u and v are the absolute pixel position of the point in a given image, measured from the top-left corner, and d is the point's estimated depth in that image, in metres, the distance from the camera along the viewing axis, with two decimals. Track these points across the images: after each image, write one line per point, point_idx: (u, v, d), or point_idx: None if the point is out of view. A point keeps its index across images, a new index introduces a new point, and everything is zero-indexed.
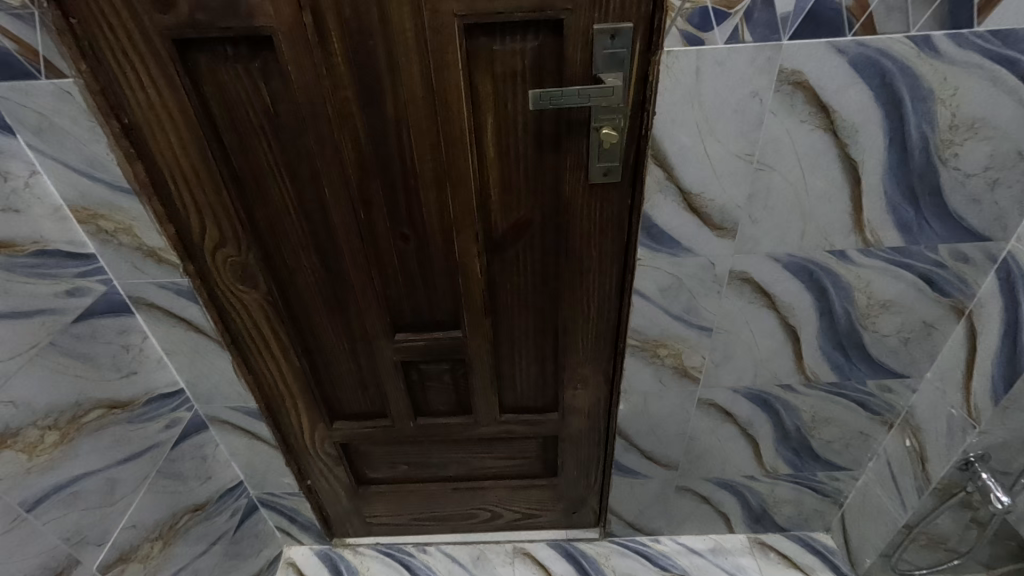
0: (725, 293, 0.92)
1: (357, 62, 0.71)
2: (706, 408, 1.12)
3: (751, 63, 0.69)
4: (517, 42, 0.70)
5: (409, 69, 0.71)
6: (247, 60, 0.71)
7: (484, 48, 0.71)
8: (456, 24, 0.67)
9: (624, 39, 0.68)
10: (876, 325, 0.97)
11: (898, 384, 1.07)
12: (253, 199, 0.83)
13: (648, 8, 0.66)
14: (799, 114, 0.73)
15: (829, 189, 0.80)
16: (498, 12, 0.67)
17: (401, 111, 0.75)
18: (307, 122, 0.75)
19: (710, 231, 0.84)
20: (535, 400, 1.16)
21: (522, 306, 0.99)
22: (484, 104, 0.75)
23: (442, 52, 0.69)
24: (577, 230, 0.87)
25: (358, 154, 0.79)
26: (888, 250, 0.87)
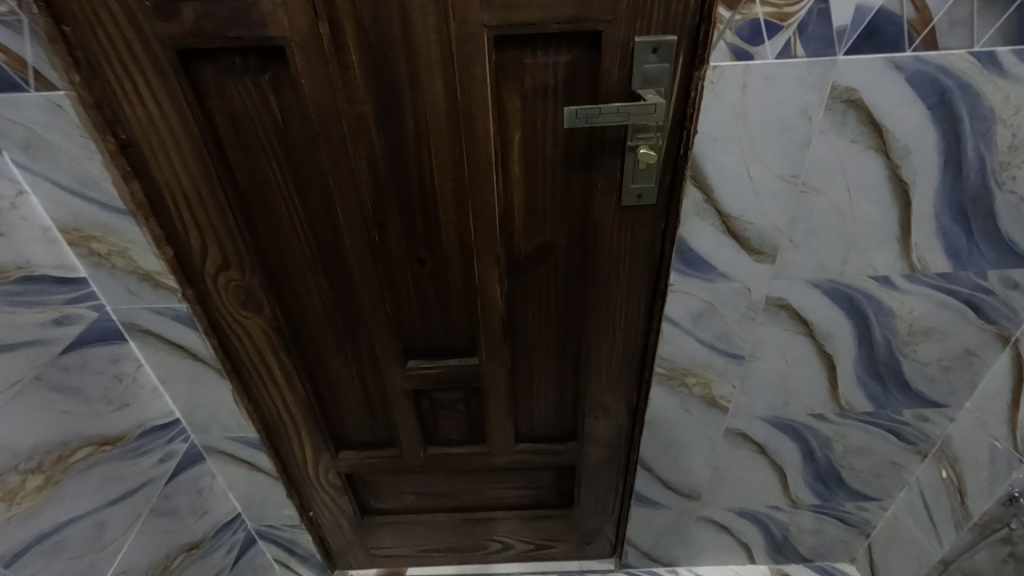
0: (760, 319, 0.87)
1: (377, 75, 0.65)
2: (733, 438, 1.06)
3: (801, 80, 0.64)
4: (550, 55, 0.65)
5: (432, 83, 0.66)
6: (257, 72, 0.65)
7: (513, 61, 0.65)
8: (485, 35, 0.62)
9: (665, 52, 0.63)
10: (916, 353, 0.92)
11: (935, 413, 1.02)
12: (259, 220, 0.77)
13: (692, 19, 0.61)
14: (850, 133, 0.68)
15: (876, 213, 0.75)
16: (531, 23, 0.62)
17: (421, 129, 0.70)
18: (321, 139, 0.70)
19: (748, 256, 0.79)
20: (553, 427, 1.10)
21: (543, 332, 0.93)
22: (512, 121, 0.70)
23: (469, 66, 0.64)
24: (605, 255, 0.81)
25: (374, 173, 0.73)
26: (935, 275, 0.82)
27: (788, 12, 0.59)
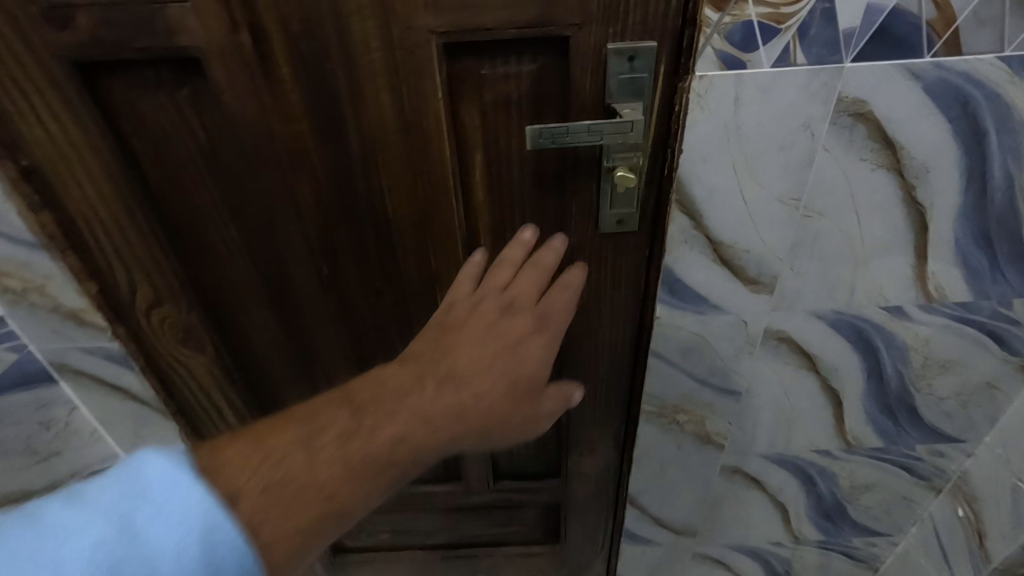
0: (758, 353, 0.78)
1: (312, 90, 0.57)
2: (730, 474, 0.97)
3: (803, 91, 0.55)
4: (511, 65, 0.56)
5: (376, 98, 0.57)
6: (173, 87, 0.56)
7: (469, 72, 0.56)
8: (433, 43, 0.53)
9: (644, 61, 0.54)
10: (931, 387, 0.83)
11: (951, 449, 0.94)
12: (193, 249, 0.68)
13: (672, 22, 0.53)
14: (859, 151, 0.59)
15: (888, 238, 0.66)
16: (486, 29, 0.52)
17: (369, 149, 0.61)
18: (253, 162, 0.61)
19: (744, 285, 0.70)
20: (534, 464, 1.01)
21: None
22: (472, 139, 0.61)
23: (417, 78, 0.55)
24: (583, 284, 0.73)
25: (319, 198, 0.65)
26: (953, 305, 0.73)
27: (787, 12, 0.51)
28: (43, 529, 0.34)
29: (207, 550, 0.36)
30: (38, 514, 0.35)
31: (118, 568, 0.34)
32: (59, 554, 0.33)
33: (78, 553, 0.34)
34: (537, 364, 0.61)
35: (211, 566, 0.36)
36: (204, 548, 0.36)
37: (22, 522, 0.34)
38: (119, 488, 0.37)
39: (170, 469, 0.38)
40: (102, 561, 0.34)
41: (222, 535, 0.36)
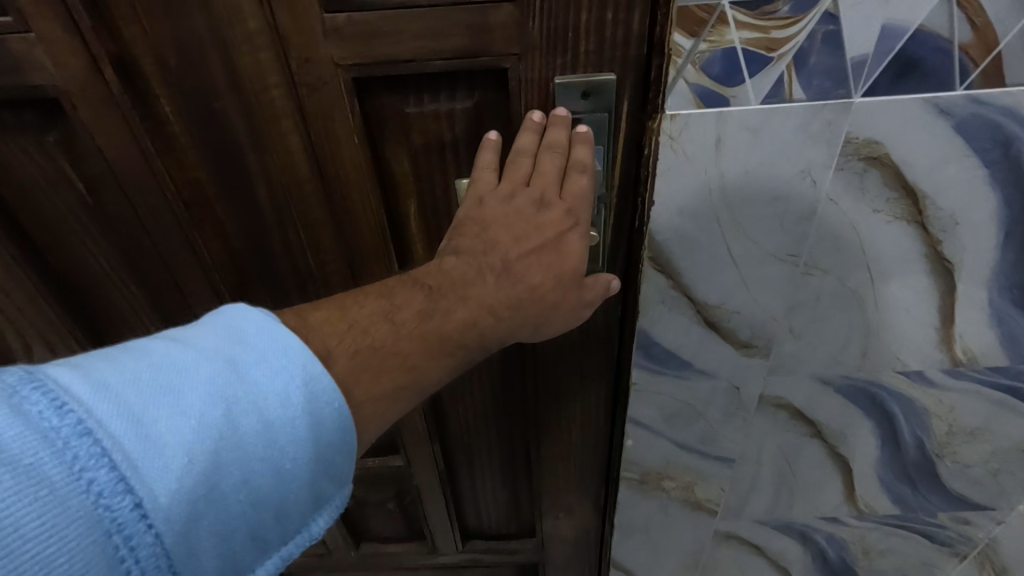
0: (754, 420, 0.68)
1: (203, 134, 0.47)
2: (725, 540, 0.87)
3: (801, 131, 0.44)
4: (442, 102, 0.47)
5: (281, 142, 0.48)
6: (39, 132, 0.47)
7: (392, 110, 0.47)
8: (340, 78, 0.44)
9: (601, 97, 0.45)
10: (955, 455, 0.72)
11: (978, 516, 0.82)
12: (92, 310, 0.59)
13: (634, 51, 0.43)
14: (871, 201, 0.48)
15: (908, 298, 0.55)
16: (406, 61, 0.43)
17: (279, 199, 0.52)
18: (144, 218, 0.52)
19: (735, 349, 0.60)
20: (508, 523, 0.92)
21: (481, 425, 0.76)
22: (403, 186, 0.51)
23: (326, 119, 0.46)
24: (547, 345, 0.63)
25: (230, 253, 0.56)
26: (983, 370, 0.62)
27: (778, 37, 0.40)
28: (157, 360, 0.33)
29: (311, 400, 0.35)
30: (146, 348, 0.34)
31: (233, 401, 0.33)
32: (177, 384, 0.32)
33: (196, 386, 0.33)
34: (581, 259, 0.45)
35: (313, 414, 0.35)
36: (309, 410, 0.35)
37: (135, 357, 0.33)
38: (219, 330, 0.36)
39: (261, 317, 0.37)
40: (218, 395, 0.33)
41: (325, 385, 0.36)
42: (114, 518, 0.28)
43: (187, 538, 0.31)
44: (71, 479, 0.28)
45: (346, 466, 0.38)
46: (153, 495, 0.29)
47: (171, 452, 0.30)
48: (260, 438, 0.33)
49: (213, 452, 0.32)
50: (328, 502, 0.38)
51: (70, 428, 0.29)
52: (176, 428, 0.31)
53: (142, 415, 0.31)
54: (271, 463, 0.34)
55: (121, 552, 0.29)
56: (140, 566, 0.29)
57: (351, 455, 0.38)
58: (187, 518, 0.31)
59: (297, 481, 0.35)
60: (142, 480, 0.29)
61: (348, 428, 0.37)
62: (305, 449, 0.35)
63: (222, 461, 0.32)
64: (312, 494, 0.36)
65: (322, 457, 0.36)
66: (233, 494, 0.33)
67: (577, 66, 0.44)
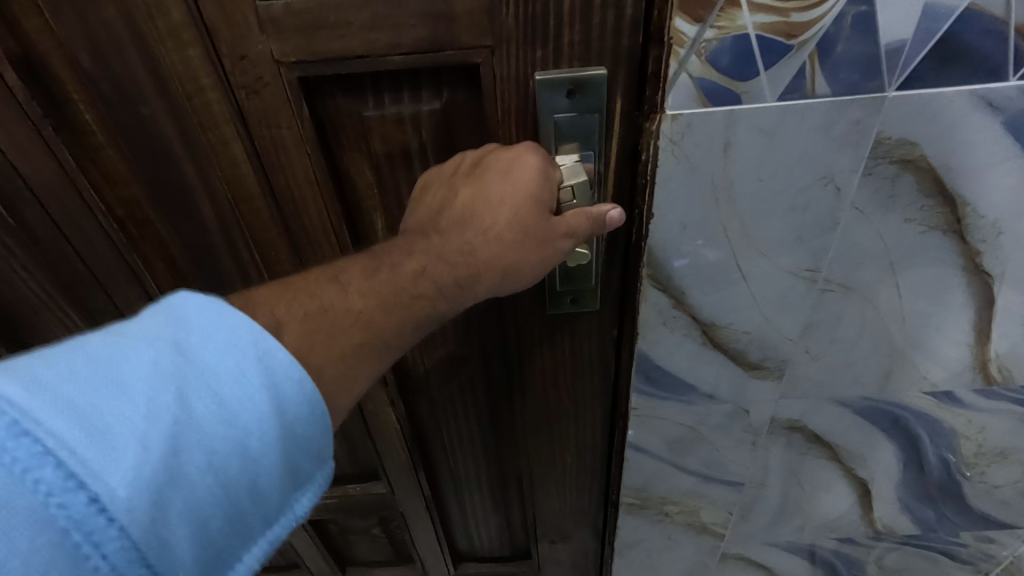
0: (764, 443, 0.62)
1: (135, 144, 0.46)
2: (732, 562, 0.82)
3: (824, 133, 0.38)
4: (404, 105, 0.44)
5: (212, 150, 0.46)
6: None
7: (349, 112, 0.45)
8: (281, 76, 0.41)
9: (589, 95, 0.39)
10: (983, 476, 0.66)
11: (1003, 535, 0.76)
12: (19, 322, 0.57)
13: (627, 37, 0.37)
14: (903, 209, 0.42)
15: (940, 315, 0.49)
16: (360, 56, 0.40)
17: (220, 206, 0.50)
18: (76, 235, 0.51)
19: (744, 371, 0.54)
20: (502, 548, 0.88)
21: (466, 448, 0.72)
22: (368, 201, 0.50)
23: (271, 124, 0.44)
24: (536, 375, 0.58)
25: (167, 257, 0.54)
26: (1020, 389, 0.56)
27: (799, 22, 0.34)
28: (93, 353, 0.27)
29: (271, 375, 0.30)
30: (77, 341, 0.27)
31: (184, 384, 0.28)
32: (118, 372, 0.26)
33: (139, 369, 0.27)
34: (531, 211, 0.39)
35: (275, 392, 0.30)
36: (269, 384, 0.30)
37: (65, 351, 0.26)
38: (159, 317, 0.29)
39: (206, 300, 0.30)
40: (169, 376, 0.27)
41: (283, 357, 0.30)
42: (72, 516, 0.23)
43: (157, 530, 0.26)
44: (13, 481, 0.22)
45: (325, 440, 0.33)
46: (113, 488, 0.24)
47: (127, 442, 0.25)
48: (219, 419, 0.28)
49: (173, 437, 0.26)
50: (307, 477, 0.33)
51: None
52: (127, 414, 0.26)
53: (80, 407, 0.25)
54: (238, 440, 0.28)
55: (86, 551, 0.24)
56: (110, 564, 0.24)
57: (325, 427, 0.33)
58: (156, 507, 0.25)
59: (267, 462, 0.30)
60: (97, 473, 0.24)
61: (317, 403, 0.32)
62: (276, 428, 0.30)
63: (185, 445, 0.27)
64: (286, 472, 0.31)
65: (293, 434, 0.31)
66: (199, 476, 0.27)
67: (561, 59, 0.38)
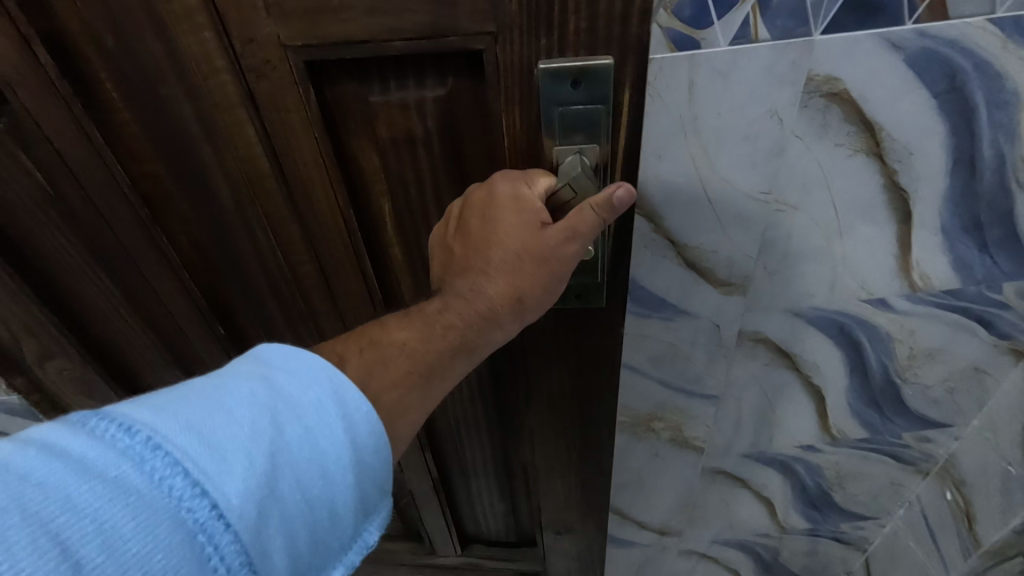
0: (734, 356, 0.72)
1: (156, 125, 0.59)
2: (712, 476, 0.93)
3: (767, 72, 0.47)
4: (409, 92, 0.56)
5: (226, 133, 0.58)
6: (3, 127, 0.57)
7: (358, 97, 0.57)
8: (290, 58, 0.51)
9: (592, 84, 0.47)
10: (916, 376, 0.78)
11: (938, 433, 0.89)
12: (59, 280, 0.67)
13: (637, 22, 0.44)
14: (835, 136, 0.52)
15: (870, 229, 0.60)
16: (364, 41, 0.48)
17: (235, 184, 0.63)
18: (107, 207, 0.63)
19: (715, 288, 0.64)
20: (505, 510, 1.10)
21: (477, 422, 0.91)
22: (373, 172, 0.63)
23: (279, 102, 0.55)
24: (540, 377, 0.70)
25: (186, 228, 0.68)
26: (939, 294, 0.67)
27: None
28: (199, 396, 0.37)
29: (342, 407, 0.41)
30: (183, 385, 0.38)
31: (276, 411, 0.38)
32: (224, 404, 0.37)
33: (241, 400, 0.38)
34: (521, 215, 0.50)
35: (345, 416, 0.41)
36: (342, 413, 0.41)
37: (172, 394, 0.37)
38: (250, 369, 0.40)
39: (286, 349, 0.42)
40: (263, 407, 0.38)
41: (351, 393, 0.41)
42: (198, 519, 0.32)
43: (260, 533, 0.35)
44: (154, 485, 0.32)
45: (387, 475, 0.43)
46: (226, 496, 0.33)
47: (233, 459, 0.35)
48: (303, 444, 0.38)
49: (269, 457, 0.36)
50: (374, 506, 0.43)
51: (141, 443, 0.32)
52: (234, 436, 0.36)
53: (201, 432, 0.35)
54: (319, 465, 0.39)
55: (208, 550, 0.32)
56: (225, 563, 0.33)
57: (386, 459, 0.43)
58: (258, 514, 0.35)
59: (338, 485, 0.39)
60: (212, 481, 0.33)
61: (378, 433, 0.42)
62: (347, 453, 0.40)
63: (279, 464, 0.37)
64: (357, 498, 0.41)
65: (363, 463, 0.41)
66: (288, 496, 0.37)
67: (564, 48, 0.45)
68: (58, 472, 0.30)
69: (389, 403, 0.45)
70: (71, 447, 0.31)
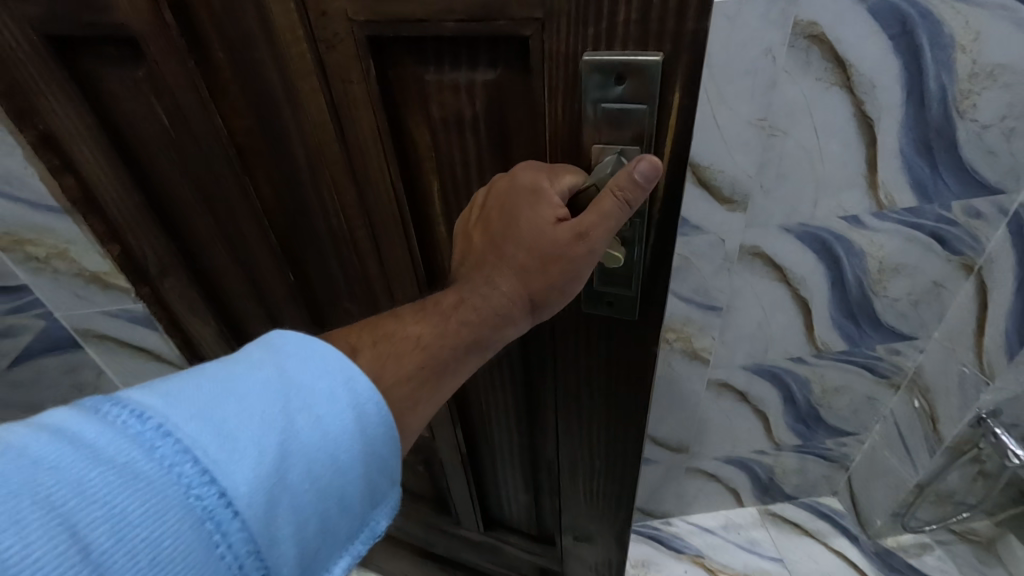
0: (736, 269, 0.87)
1: (247, 84, 0.57)
2: (716, 388, 1.09)
3: (764, 17, 0.62)
4: (461, 73, 0.51)
5: (310, 97, 0.56)
6: (134, 67, 0.58)
7: (410, 73, 0.53)
8: (353, 32, 0.49)
9: (640, 81, 0.41)
10: (886, 289, 0.94)
11: (906, 346, 1.05)
12: (175, 216, 0.70)
13: (693, 20, 0.39)
14: (815, 71, 0.67)
15: (844, 152, 0.75)
16: (422, 20, 0.46)
17: (312, 153, 0.61)
18: (206, 159, 0.63)
19: (721, 204, 0.78)
20: (527, 512, 1.05)
21: (500, 416, 0.88)
22: (423, 161, 0.58)
23: (344, 73, 0.52)
24: (568, 372, 0.67)
25: (272, 189, 0.67)
26: (902, 211, 0.83)
27: None
28: (214, 376, 0.32)
29: (355, 398, 0.34)
30: (193, 367, 0.32)
31: (290, 397, 0.32)
32: (237, 391, 0.31)
33: (251, 385, 0.32)
34: (534, 212, 0.46)
35: (357, 410, 0.34)
36: (354, 404, 0.34)
37: (189, 375, 0.32)
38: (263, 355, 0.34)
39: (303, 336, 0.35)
40: (276, 394, 0.32)
41: (364, 382, 0.34)
42: (207, 507, 0.27)
43: (270, 526, 0.29)
44: (165, 472, 0.27)
45: (397, 461, 0.37)
46: (236, 484, 0.28)
47: (244, 444, 0.29)
48: (314, 434, 0.32)
49: (281, 443, 0.31)
50: (385, 498, 0.37)
51: (154, 430, 0.27)
52: (245, 421, 0.30)
53: (208, 414, 0.29)
54: (332, 456, 0.32)
55: (216, 539, 0.27)
56: (233, 553, 0.28)
57: (396, 450, 0.36)
58: (268, 501, 0.29)
59: (350, 479, 0.33)
60: (224, 470, 0.28)
61: (391, 428, 0.35)
62: (359, 443, 0.34)
63: (290, 451, 0.31)
64: (366, 490, 0.35)
65: (372, 454, 0.35)
66: (300, 485, 0.31)
67: (613, 41, 0.41)
68: (68, 458, 0.25)
69: (399, 399, 0.40)
70: (86, 432, 0.26)
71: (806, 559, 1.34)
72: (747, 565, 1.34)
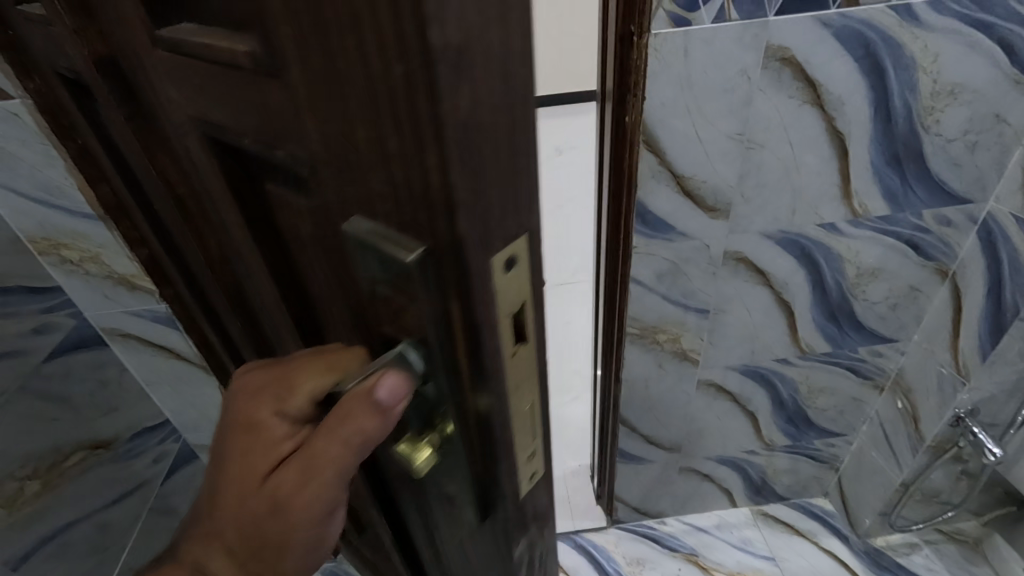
0: (721, 273, 0.93)
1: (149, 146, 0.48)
2: (705, 388, 1.13)
3: (738, 42, 0.68)
4: (277, 192, 0.36)
5: (190, 177, 0.45)
6: (95, 105, 0.55)
7: (243, 180, 0.38)
8: (187, 124, 0.38)
9: (400, 275, 0.28)
10: (865, 293, 0.99)
11: (887, 348, 1.09)
12: (162, 239, 0.69)
13: (443, 222, 0.26)
14: (787, 90, 0.73)
15: (818, 163, 0.81)
16: (218, 124, 0.34)
17: (213, 230, 0.50)
18: (159, 201, 0.59)
19: (704, 213, 0.84)
20: None
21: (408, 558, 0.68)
22: (287, 273, 0.44)
23: (193, 160, 0.41)
24: (435, 542, 0.50)
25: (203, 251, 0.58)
26: (875, 219, 0.88)
27: None
28: None
29: None
30: None
31: None
32: None
33: None
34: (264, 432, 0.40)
35: None
36: None
37: None
38: None
39: None
40: None
41: None
42: None
43: None
44: None
45: None
46: None
47: None
48: None
49: None
50: None
51: None
52: None
53: None
54: None
55: None
56: None
57: None
58: None
59: None
60: None
61: None
62: None
63: None
64: None
65: None
66: None
67: (376, 209, 0.28)
68: None
69: None
70: None
71: (797, 558, 1.38)
72: (739, 563, 1.39)
